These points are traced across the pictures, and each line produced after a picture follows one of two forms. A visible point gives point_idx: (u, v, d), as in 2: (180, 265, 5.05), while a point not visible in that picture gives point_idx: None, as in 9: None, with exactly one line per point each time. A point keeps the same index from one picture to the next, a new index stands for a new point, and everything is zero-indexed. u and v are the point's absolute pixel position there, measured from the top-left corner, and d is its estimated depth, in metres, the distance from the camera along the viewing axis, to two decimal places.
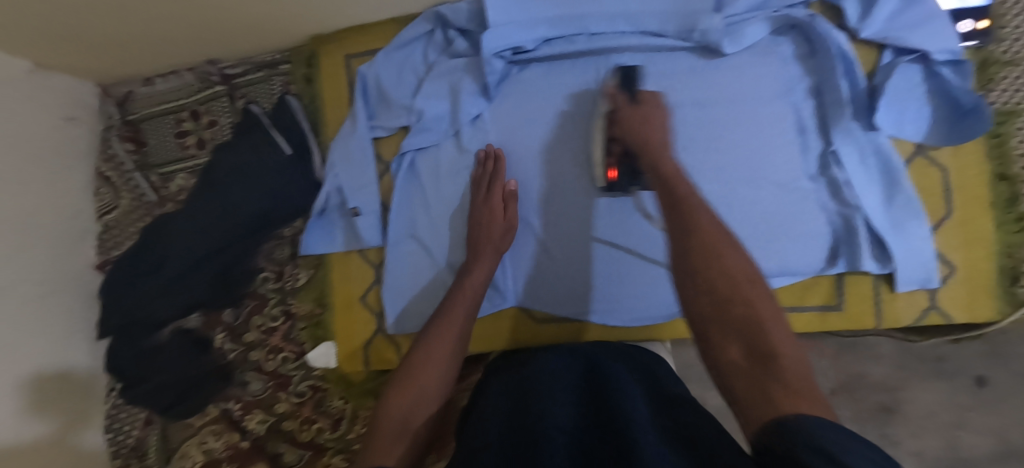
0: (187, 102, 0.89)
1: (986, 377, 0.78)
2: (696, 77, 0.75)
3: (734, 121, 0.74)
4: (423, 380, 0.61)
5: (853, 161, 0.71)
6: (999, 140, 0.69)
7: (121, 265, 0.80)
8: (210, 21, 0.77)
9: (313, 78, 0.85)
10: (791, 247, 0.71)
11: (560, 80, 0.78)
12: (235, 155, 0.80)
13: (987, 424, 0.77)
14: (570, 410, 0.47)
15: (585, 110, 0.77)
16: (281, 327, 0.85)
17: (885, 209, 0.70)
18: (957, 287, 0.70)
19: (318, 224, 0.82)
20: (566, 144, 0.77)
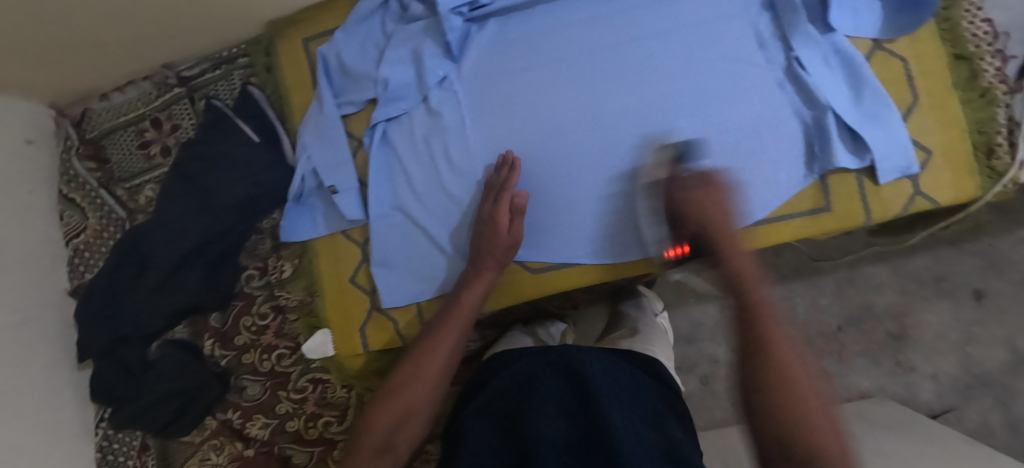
0: (147, 111, 0.87)
1: (982, 291, 0.98)
2: (654, 7, 0.76)
3: (695, 44, 0.74)
4: (409, 395, 0.62)
5: (817, 63, 0.72)
6: (949, 24, 0.72)
7: (99, 284, 0.78)
8: (161, 18, 0.75)
9: (274, 66, 0.84)
10: (768, 161, 0.72)
11: (522, 29, 0.78)
12: (203, 151, 0.78)
13: (995, 337, 0.98)
14: (558, 422, 0.52)
15: (550, 55, 0.77)
16: (272, 323, 0.83)
17: (855, 106, 0.71)
18: (937, 170, 0.71)
19: (298, 209, 0.80)
20: (536, 92, 0.77)
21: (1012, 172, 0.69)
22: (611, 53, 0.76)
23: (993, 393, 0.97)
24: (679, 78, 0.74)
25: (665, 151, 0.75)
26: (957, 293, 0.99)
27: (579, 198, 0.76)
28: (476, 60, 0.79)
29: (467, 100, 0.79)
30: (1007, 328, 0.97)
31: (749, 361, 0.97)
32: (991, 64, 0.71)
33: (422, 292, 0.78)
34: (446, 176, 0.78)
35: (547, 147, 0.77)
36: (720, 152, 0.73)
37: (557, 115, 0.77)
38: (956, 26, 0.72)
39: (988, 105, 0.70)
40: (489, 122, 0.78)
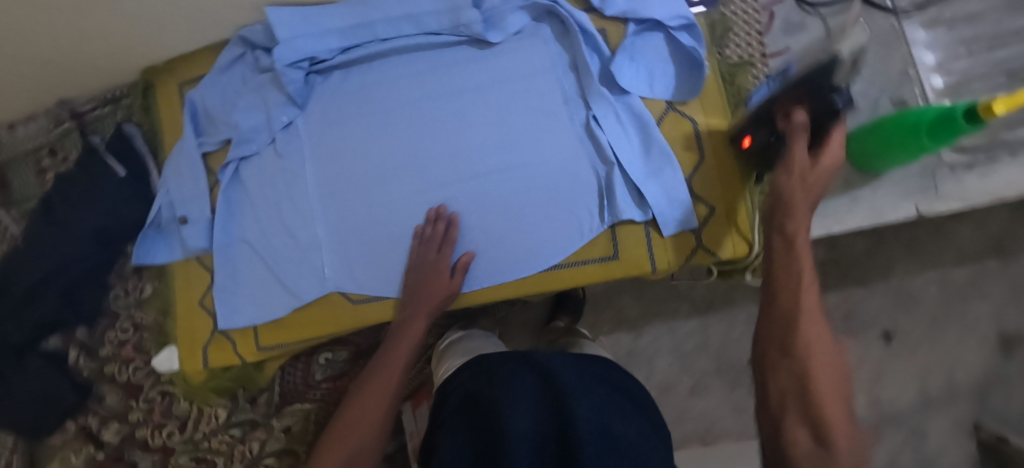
0: (44, 142, 0.98)
1: (890, 331, 1.16)
2: (474, 65, 0.84)
3: (509, 100, 0.82)
4: (361, 424, 0.69)
5: (611, 122, 0.78)
6: (737, 90, 0.78)
7: None
8: (46, 66, 0.86)
9: (150, 107, 0.93)
10: (565, 213, 0.80)
11: (361, 82, 0.87)
12: (73, 181, 0.88)
13: (899, 377, 1.16)
14: (531, 418, 0.63)
15: (383, 106, 0.86)
16: (132, 338, 0.92)
17: (643, 162, 0.77)
18: (717, 224, 0.77)
19: (156, 237, 0.89)
20: (369, 140, 0.86)
21: None
22: (436, 108, 0.85)
23: (905, 431, 1.15)
24: (493, 132, 0.83)
25: (478, 199, 0.82)
26: (868, 334, 1.17)
27: (402, 238, 0.84)
28: (321, 110, 0.87)
29: (309, 144, 0.87)
30: (917, 370, 1.15)
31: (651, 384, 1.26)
32: None
33: (258, 316, 0.85)
34: (286, 209, 0.86)
35: (377, 189, 0.85)
36: (524, 201, 0.81)
37: (388, 160, 0.85)
38: (745, 91, 0.78)
39: None
40: (326, 163, 0.86)
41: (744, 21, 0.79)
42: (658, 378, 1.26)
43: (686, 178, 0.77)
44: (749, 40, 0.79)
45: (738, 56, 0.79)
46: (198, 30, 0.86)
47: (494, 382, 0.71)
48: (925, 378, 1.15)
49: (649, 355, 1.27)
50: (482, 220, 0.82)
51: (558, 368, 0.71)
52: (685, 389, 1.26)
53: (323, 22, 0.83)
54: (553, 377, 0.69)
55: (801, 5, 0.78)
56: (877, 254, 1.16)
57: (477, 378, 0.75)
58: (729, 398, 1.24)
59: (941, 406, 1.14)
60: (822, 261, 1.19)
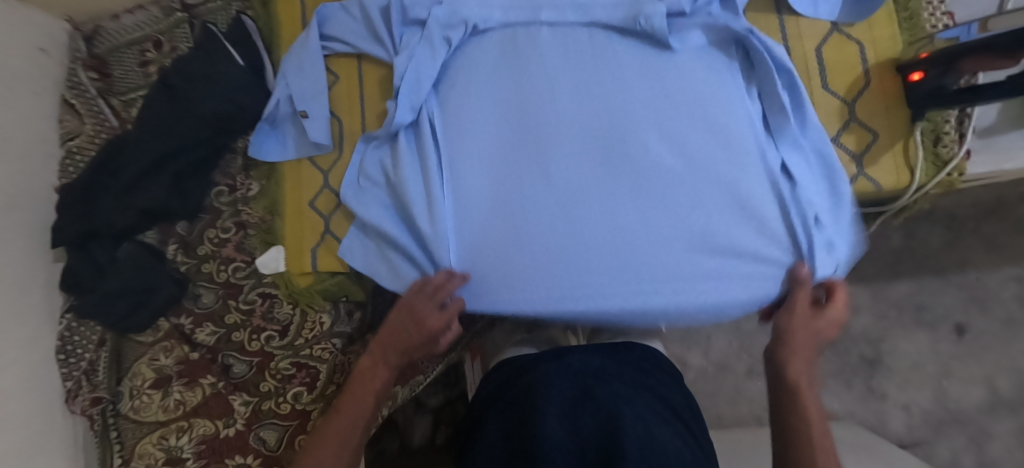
0: (150, 32, 0.94)
1: (965, 325, 1.17)
2: (647, 71, 0.68)
3: (690, 105, 0.66)
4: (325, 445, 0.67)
5: (798, 166, 0.69)
6: (909, 14, 0.73)
7: (71, 188, 0.83)
8: None
9: (268, 2, 0.90)
10: (742, 296, 0.66)
11: (499, 81, 0.71)
12: (190, 65, 0.83)
13: (969, 372, 1.16)
14: (561, 425, 0.57)
15: (527, 104, 0.69)
16: (233, 238, 0.87)
17: (828, 202, 0.71)
18: (881, 152, 0.72)
19: (271, 133, 0.85)
20: (506, 153, 0.68)
21: (956, 159, 0.70)
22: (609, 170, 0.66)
23: (969, 432, 1.15)
24: (680, 120, 0.66)
25: (643, 208, 0.65)
26: (940, 327, 1.18)
27: (537, 250, 0.65)
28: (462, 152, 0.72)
29: (435, 144, 0.72)
30: (987, 369, 1.15)
31: (707, 362, 1.24)
32: None
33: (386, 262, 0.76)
34: (405, 197, 0.73)
35: (511, 220, 0.66)
36: (698, 253, 0.65)
37: (528, 177, 0.67)
38: (918, 16, 0.73)
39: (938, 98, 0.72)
40: (454, 173, 0.70)
41: None
42: (716, 358, 1.24)
43: (848, 101, 0.73)
44: None
45: None
46: None
47: (525, 388, 0.65)
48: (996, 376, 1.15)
49: (707, 332, 1.24)
50: (647, 235, 0.64)
51: (600, 372, 0.66)
52: (743, 369, 1.22)
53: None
54: (593, 381, 0.64)
55: None
56: (955, 246, 1.17)
57: (514, 376, 0.70)
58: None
59: (1010, 408, 1.14)
60: (899, 249, 1.18)
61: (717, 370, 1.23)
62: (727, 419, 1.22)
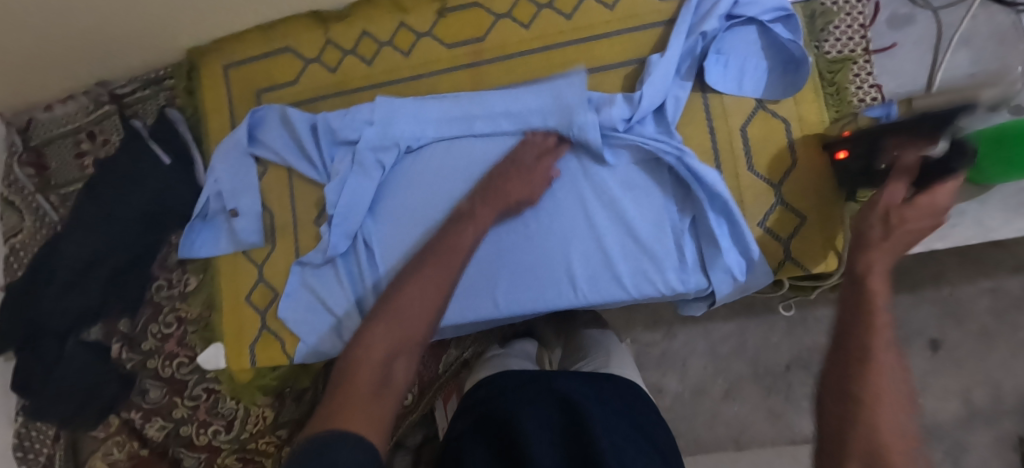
0: (84, 123, 0.94)
1: (939, 341, 0.92)
2: (575, 184, 0.76)
3: (613, 220, 0.75)
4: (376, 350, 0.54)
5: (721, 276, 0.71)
6: (836, 89, 0.71)
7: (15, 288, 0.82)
8: (105, 43, 0.83)
9: (194, 90, 0.89)
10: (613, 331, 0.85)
11: (441, 191, 0.78)
12: (116, 167, 0.82)
13: (947, 387, 0.91)
14: (550, 448, 0.55)
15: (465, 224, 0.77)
16: (175, 333, 0.88)
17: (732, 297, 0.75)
18: (808, 235, 0.71)
19: (205, 228, 0.85)
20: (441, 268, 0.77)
21: None
22: (543, 276, 0.76)
23: (945, 446, 0.91)
24: (604, 240, 0.74)
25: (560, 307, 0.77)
26: (911, 341, 0.93)
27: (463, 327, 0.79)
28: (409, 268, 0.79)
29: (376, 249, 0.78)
30: (963, 382, 0.91)
31: (683, 388, 1.00)
32: None
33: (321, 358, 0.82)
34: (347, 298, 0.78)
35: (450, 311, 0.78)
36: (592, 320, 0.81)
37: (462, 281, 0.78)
38: (844, 91, 0.71)
39: None
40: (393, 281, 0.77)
41: (846, 12, 0.71)
42: (693, 382, 0.99)
43: (775, 183, 0.71)
44: (850, 33, 0.71)
45: (836, 51, 0.71)
46: (257, 8, 0.81)
47: (509, 405, 0.61)
48: (972, 390, 0.90)
49: (684, 356, 1.00)
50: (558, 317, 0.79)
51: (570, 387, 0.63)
52: (719, 392, 0.98)
53: (424, 108, 0.79)
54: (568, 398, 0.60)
55: None
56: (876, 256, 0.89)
57: (490, 397, 0.66)
58: (765, 403, 0.97)
59: (985, 420, 0.90)
60: None
61: (692, 396, 0.99)
62: (706, 444, 0.98)
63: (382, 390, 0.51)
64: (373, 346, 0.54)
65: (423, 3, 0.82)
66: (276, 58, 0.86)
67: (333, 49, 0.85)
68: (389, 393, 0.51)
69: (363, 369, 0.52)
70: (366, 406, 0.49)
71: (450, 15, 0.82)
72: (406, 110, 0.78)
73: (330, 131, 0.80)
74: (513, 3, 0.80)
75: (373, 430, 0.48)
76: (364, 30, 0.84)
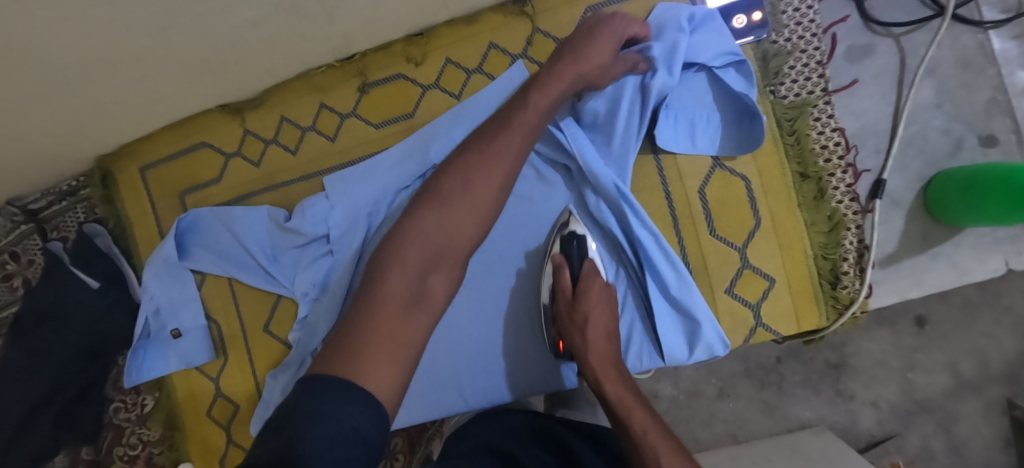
0: (3, 244, 0.87)
1: (926, 316, 0.81)
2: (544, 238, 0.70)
3: None
4: (412, 243, 0.51)
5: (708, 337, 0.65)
6: (796, 137, 0.65)
7: None
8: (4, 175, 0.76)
9: (113, 198, 0.82)
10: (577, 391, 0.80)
11: None
12: (39, 301, 0.76)
13: (935, 361, 0.81)
14: None
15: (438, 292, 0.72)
16: (141, 454, 0.84)
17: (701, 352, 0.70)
18: (778, 298, 0.66)
19: (150, 346, 0.79)
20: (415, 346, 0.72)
21: (858, 301, 0.65)
22: (493, 365, 0.71)
23: (935, 418, 0.81)
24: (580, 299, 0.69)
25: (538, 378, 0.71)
26: (897, 320, 0.82)
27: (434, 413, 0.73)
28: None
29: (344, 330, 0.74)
30: (949, 354, 0.80)
31: (677, 392, 0.87)
32: (840, 182, 0.65)
33: None
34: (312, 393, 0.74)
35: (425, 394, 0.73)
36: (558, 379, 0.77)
37: (432, 361, 0.72)
38: (805, 138, 0.65)
39: (835, 229, 0.65)
40: None
41: (800, 49, 0.65)
42: (687, 385, 0.86)
43: (739, 246, 0.67)
44: (807, 72, 0.65)
45: (793, 95, 0.65)
46: (160, 113, 0.73)
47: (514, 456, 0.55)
48: (960, 363, 0.80)
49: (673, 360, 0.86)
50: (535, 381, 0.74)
51: (574, 439, 0.58)
52: (713, 391, 0.86)
53: (375, 174, 0.71)
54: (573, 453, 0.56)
55: (869, 25, 0.65)
56: None
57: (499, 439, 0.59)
58: (759, 396, 0.85)
59: (974, 388, 0.80)
60: None
61: (687, 398, 0.86)
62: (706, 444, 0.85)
63: (410, 310, 0.49)
64: (399, 268, 0.50)
65: (342, 81, 0.74)
66: (194, 155, 0.79)
67: (254, 140, 0.77)
68: (423, 308, 0.49)
69: (396, 281, 0.49)
70: (397, 326, 0.47)
71: (374, 90, 0.74)
72: (359, 179, 0.71)
73: (283, 227, 0.73)
74: (439, 71, 0.72)
75: (388, 385, 0.43)
76: (282, 114, 0.76)
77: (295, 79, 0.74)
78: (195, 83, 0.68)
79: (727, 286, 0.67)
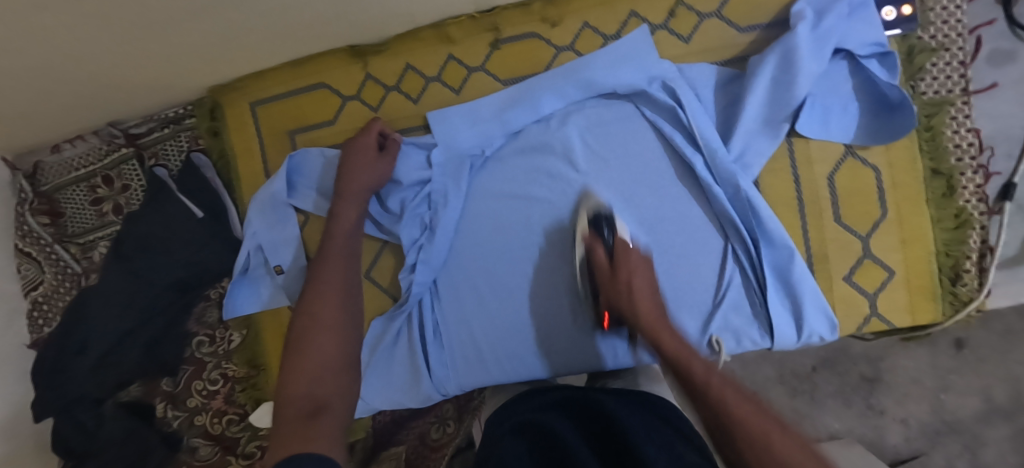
0: (97, 167, 0.86)
1: (965, 339, 0.80)
2: (655, 196, 0.70)
3: (687, 241, 0.69)
4: (313, 352, 0.56)
5: (816, 316, 0.67)
6: (932, 133, 0.66)
7: (47, 350, 0.78)
8: (117, 90, 0.74)
9: (219, 131, 0.81)
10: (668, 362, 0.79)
11: (510, 212, 0.73)
12: (142, 227, 0.77)
13: (970, 385, 0.80)
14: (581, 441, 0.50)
15: (538, 244, 0.73)
16: (221, 389, 0.84)
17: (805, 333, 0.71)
18: (895, 291, 0.67)
19: (242, 283, 0.78)
20: (510, 298, 0.73)
21: (977, 300, 0.66)
22: (589, 322, 0.72)
23: (962, 440, 0.81)
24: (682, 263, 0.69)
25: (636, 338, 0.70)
26: (934, 340, 0.81)
27: (522, 368, 0.73)
28: (465, 316, 0.75)
29: (445, 277, 0.75)
30: (984, 379, 0.79)
31: None
32: (970, 181, 0.67)
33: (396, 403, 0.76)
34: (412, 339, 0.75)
35: (515, 348, 0.73)
36: None
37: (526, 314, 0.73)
38: (940, 135, 0.66)
39: (961, 227, 0.67)
40: (458, 319, 0.75)
41: (945, 47, 0.66)
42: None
43: (862, 236, 0.67)
44: (949, 70, 0.66)
45: (933, 92, 0.66)
46: (286, 47, 0.72)
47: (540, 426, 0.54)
48: (993, 389, 0.79)
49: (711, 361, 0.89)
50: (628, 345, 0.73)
51: (605, 400, 0.56)
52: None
53: (484, 121, 0.73)
54: (603, 408, 0.54)
55: (1014, 30, 0.66)
56: None
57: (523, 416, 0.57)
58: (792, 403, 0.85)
59: (1005, 415, 0.79)
60: None
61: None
62: None
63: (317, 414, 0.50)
64: (295, 382, 0.53)
65: (474, 35, 0.74)
66: (309, 96, 0.78)
67: (374, 85, 0.77)
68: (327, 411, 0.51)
69: (293, 401, 0.51)
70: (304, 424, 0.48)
71: (505, 47, 0.74)
72: (466, 123, 0.73)
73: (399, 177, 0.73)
74: (576, 33, 0.72)
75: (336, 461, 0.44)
76: (407, 62, 0.75)
77: (427, 27, 0.74)
78: (333, 21, 0.68)
79: (844, 274, 0.68)
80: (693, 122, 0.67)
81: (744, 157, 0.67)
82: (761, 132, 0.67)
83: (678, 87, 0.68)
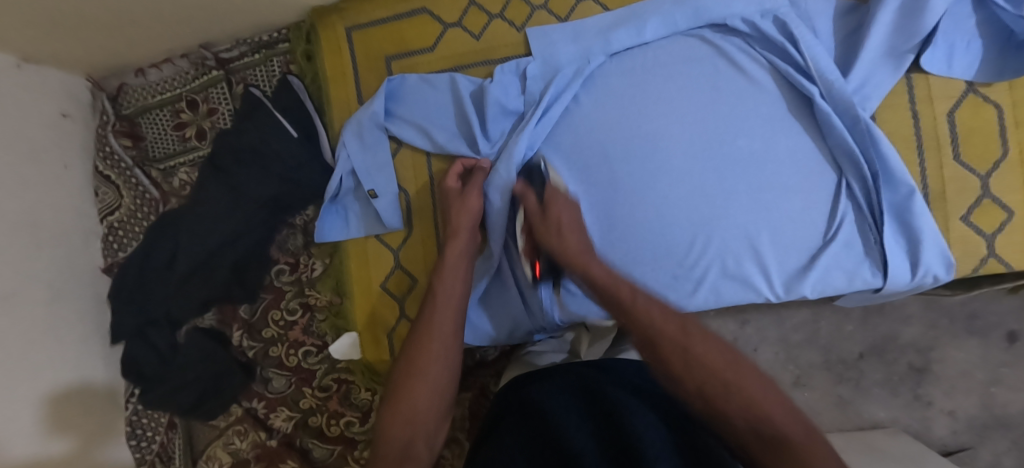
0: (183, 91, 0.85)
1: (1018, 332, 0.80)
2: (766, 121, 0.68)
3: (800, 174, 0.67)
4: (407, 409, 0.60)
5: (933, 252, 0.65)
6: None
7: (132, 264, 0.77)
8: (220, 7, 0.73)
9: (314, 55, 0.80)
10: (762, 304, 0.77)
11: (607, 130, 0.70)
12: (239, 143, 0.76)
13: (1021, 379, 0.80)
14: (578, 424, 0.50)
15: (635, 163, 0.69)
16: (300, 320, 0.83)
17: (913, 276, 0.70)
18: (1015, 234, 0.66)
19: (331, 209, 0.78)
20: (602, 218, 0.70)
21: None
22: (688, 244, 0.68)
23: (1012, 435, 0.80)
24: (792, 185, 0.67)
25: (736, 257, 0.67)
26: (987, 332, 0.81)
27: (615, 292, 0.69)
28: None
29: None
30: None
31: None
32: None
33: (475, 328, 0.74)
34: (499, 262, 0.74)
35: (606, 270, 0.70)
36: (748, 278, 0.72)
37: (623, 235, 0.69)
38: None
39: None
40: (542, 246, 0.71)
41: None
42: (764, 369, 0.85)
43: (983, 175, 0.66)
44: None
45: None
46: None
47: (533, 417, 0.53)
48: None
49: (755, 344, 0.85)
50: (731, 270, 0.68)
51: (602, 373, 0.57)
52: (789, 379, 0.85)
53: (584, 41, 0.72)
54: (604, 394, 0.54)
55: None
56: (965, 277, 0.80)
57: (518, 403, 0.56)
58: (835, 391, 0.84)
59: None
60: None
61: None
62: None
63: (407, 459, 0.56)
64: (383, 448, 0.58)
65: None
66: (409, 21, 0.77)
67: (478, 12, 0.76)
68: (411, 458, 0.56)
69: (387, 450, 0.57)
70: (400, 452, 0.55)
71: None
72: (567, 41, 0.73)
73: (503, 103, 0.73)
74: None
75: None
76: None
77: None
78: None
79: (961, 210, 0.67)
80: (809, 56, 0.66)
81: (861, 87, 0.66)
82: (882, 64, 0.66)
83: (791, 19, 0.67)
